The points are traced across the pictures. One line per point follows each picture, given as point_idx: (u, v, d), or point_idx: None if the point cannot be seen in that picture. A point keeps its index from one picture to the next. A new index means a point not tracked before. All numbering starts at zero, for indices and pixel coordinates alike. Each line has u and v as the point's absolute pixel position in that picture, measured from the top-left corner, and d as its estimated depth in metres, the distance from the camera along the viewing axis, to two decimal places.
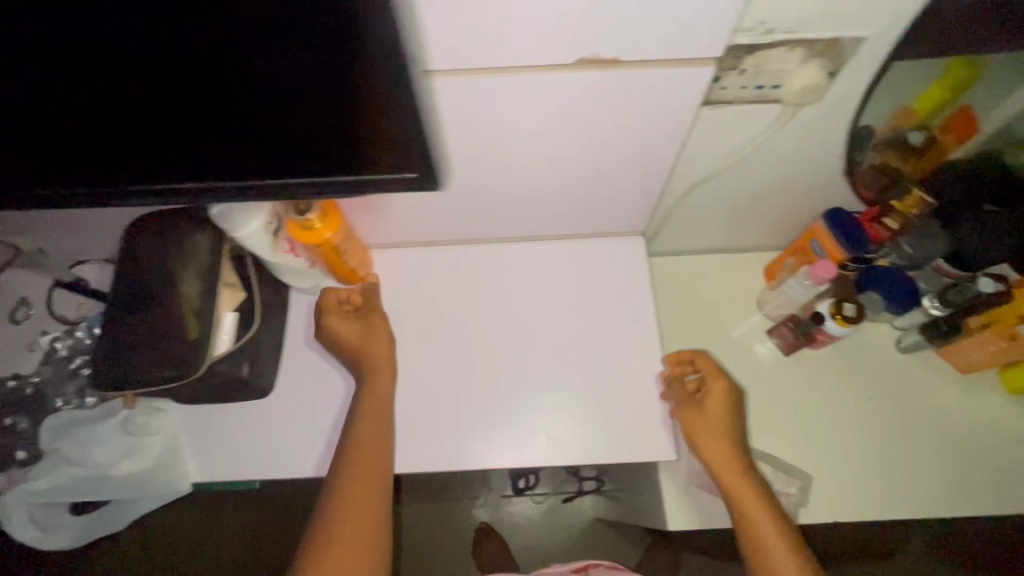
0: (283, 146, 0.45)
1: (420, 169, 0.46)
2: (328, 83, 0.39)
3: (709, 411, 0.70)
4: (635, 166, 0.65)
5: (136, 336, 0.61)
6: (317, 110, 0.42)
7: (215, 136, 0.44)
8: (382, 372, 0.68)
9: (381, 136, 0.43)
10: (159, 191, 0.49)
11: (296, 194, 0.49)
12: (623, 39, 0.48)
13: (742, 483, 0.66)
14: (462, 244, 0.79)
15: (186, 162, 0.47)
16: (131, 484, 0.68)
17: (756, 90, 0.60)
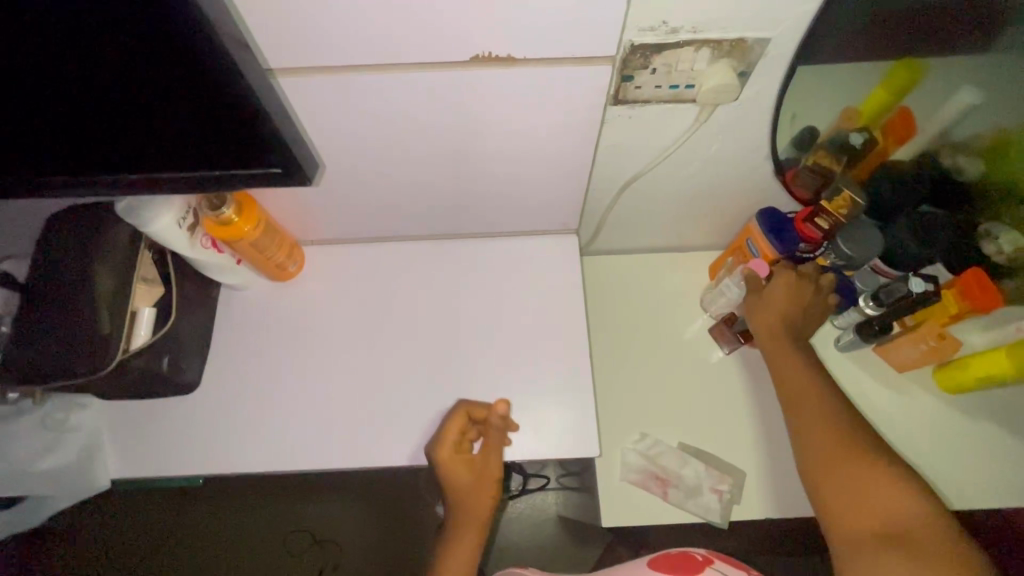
0: (138, 141, 0.43)
1: (282, 164, 0.44)
2: (180, 87, 0.38)
3: (771, 295, 0.80)
4: (556, 165, 0.65)
5: (46, 331, 0.60)
6: (157, 104, 0.40)
7: (63, 132, 0.42)
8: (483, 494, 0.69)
9: (234, 129, 0.41)
10: (21, 190, 0.47)
11: (157, 191, 0.46)
12: (519, 38, 0.48)
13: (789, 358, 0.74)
14: (395, 240, 0.79)
15: (42, 160, 0.45)
16: (51, 479, 0.68)
17: (671, 89, 0.61)
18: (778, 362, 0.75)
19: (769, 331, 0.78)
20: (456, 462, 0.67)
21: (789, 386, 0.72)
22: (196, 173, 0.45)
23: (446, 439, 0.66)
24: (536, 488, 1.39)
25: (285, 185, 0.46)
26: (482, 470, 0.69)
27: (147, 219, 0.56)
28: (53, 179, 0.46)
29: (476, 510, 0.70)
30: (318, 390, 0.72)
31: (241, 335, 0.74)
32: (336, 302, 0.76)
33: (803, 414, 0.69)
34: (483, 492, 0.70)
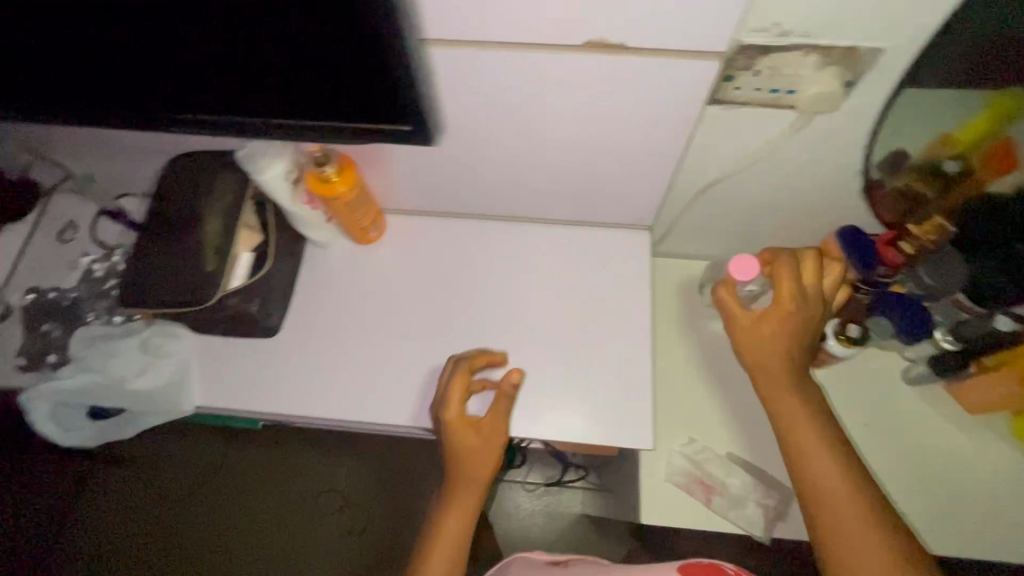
0: (288, 88, 0.47)
1: (413, 123, 0.47)
2: (336, 43, 0.41)
3: (768, 329, 0.65)
4: (642, 160, 0.66)
5: (158, 261, 0.66)
6: (308, 55, 0.43)
7: (220, 76, 0.47)
8: (485, 449, 0.68)
9: (375, 85, 0.44)
10: (179, 122, 0.52)
11: (297, 135, 0.50)
12: (636, 33, 0.49)
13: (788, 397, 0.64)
14: (474, 220, 0.82)
15: (194, 98, 0.50)
16: (142, 398, 0.74)
17: (772, 94, 0.61)
18: (782, 403, 0.64)
19: (765, 366, 0.65)
20: (459, 424, 0.66)
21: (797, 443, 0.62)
22: (335, 123, 0.49)
23: (452, 401, 0.66)
24: (567, 480, 1.39)
25: (410, 142, 0.48)
26: (487, 438, 0.68)
27: (262, 167, 0.62)
28: (211, 118, 0.51)
29: (474, 477, 0.69)
30: (385, 352, 0.75)
31: (321, 292, 0.78)
32: (410, 270, 0.80)
33: (811, 481, 0.59)
34: (487, 460, 0.69)
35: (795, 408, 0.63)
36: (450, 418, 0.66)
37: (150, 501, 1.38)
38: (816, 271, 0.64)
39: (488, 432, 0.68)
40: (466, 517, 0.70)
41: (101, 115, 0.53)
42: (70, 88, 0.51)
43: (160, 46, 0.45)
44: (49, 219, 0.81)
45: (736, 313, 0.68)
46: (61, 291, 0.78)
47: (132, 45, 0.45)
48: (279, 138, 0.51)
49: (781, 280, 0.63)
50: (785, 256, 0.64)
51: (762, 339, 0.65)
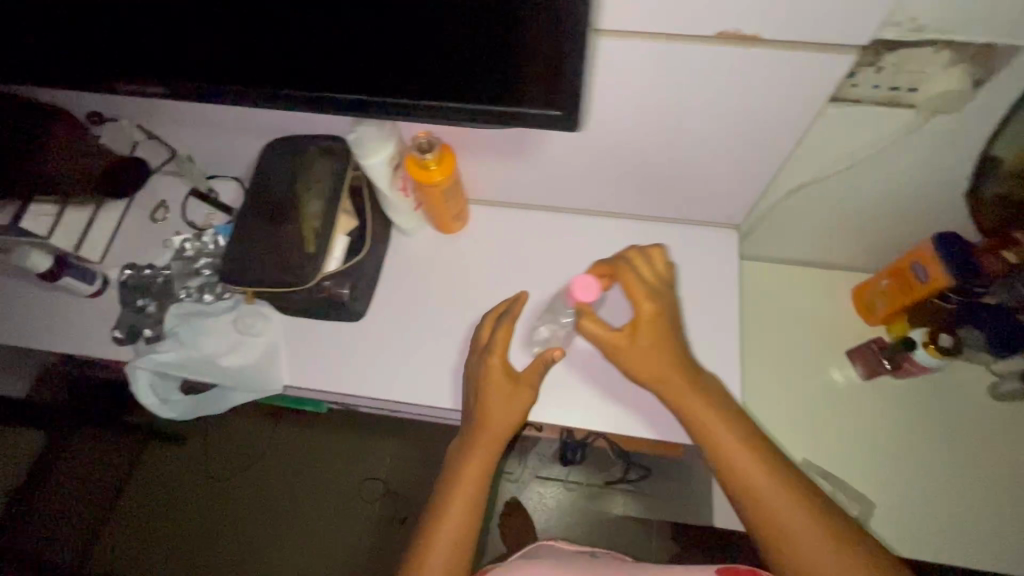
0: (427, 72, 0.47)
1: (556, 107, 0.46)
2: (496, 25, 0.42)
3: (639, 341, 0.60)
4: (745, 156, 0.64)
5: (261, 242, 0.67)
6: (457, 35, 0.43)
7: (358, 57, 0.47)
8: (516, 395, 0.66)
9: (519, 66, 0.45)
10: (301, 103, 0.52)
11: (427, 117, 0.50)
12: (774, 24, 0.48)
13: (694, 399, 0.57)
14: (557, 211, 0.81)
15: (325, 78, 0.50)
16: (233, 374, 0.75)
17: (891, 91, 0.59)
18: (695, 411, 0.57)
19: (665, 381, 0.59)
20: (499, 369, 0.65)
21: (729, 465, 0.55)
22: (468, 105, 0.49)
23: (495, 354, 0.66)
24: (620, 476, 1.37)
25: (555, 129, 0.47)
26: (519, 395, 0.66)
27: (369, 152, 0.63)
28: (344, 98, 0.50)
29: (495, 434, 0.65)
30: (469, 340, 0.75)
31: (406, 279, 0.79)
32: (492, 260, 0.80)
33: (757, 503, 0.53)
34: (513, 417, 0.65)
35: (715, 418, 0.56)
36: (494, 365, 0.65)
37: (200, 480, 1.42)
38: (660, 263, 0.63)
39: (521, 390, 0.66)
40: (479, 481, 0.64)
41: (224, 92, 0.52)
42: (203, 71, 0.52)
43: (308, 28, 0.46)
44: (148, 196, 0.84)
45: (608, 335, 0.61)
46: (155, 268, 0.80)
47: (280, 27, 0.46)
48: (401, 119, 0.50)
49: (635, 292, 0.60)
50: (624, 259, 0.63)
51: (639, 353, 0.60)
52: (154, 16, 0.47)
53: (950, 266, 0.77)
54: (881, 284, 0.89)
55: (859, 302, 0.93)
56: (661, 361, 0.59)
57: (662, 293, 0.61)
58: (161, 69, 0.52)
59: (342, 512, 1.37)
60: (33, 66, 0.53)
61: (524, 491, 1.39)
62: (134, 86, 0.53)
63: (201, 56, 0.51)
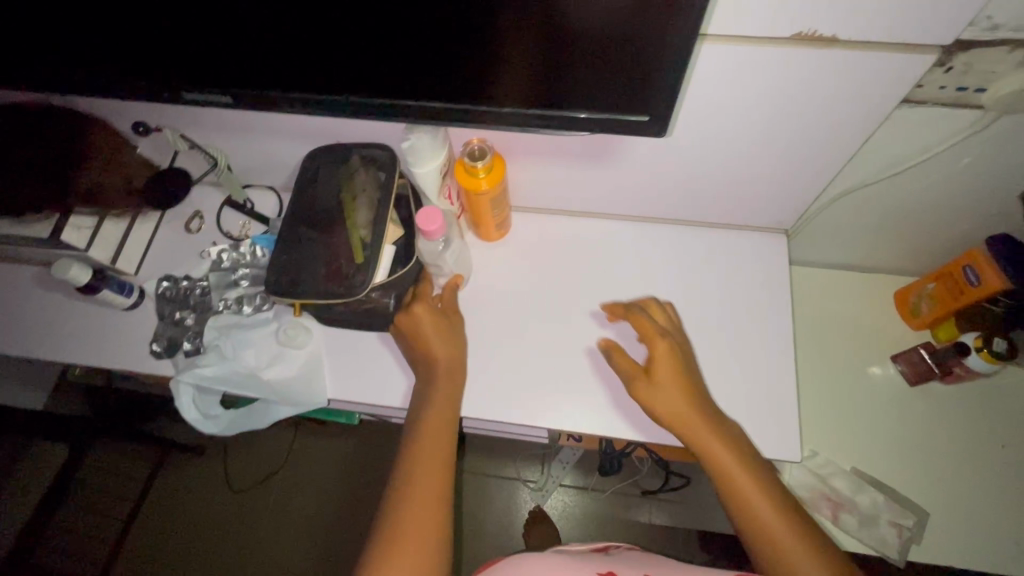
0: (501, 78, 0.46)
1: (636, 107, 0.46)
2: (576, 22, 0.40)
3: (659, 377, 0.63)
4: (803, 159, 0.63)
5: (309, 253, 0.67)
6: (533, 37, 0.42)
7: (424, 62, 0.46)
8: (451, 333, 0.70)
9: (598, 68, 0.43)
10: (369, 112, 0.51)
11: (501, 122, 0.49)
12: (853, 25, 0.46)
13: (701, 429, 0.61)
14: (606, 218, 0.80)
15: (392, 88, 0.49)
16: (275, 388, 0.74)
17: (957, 91, 0.58)
18: (702, 441, 0.61)
19: (682, 424, 0.62)
20: (427, 312, 0.69)
21: (748, 509, 0.57)
22: (544, 112, 0.48)
23: (420, 294, 0.70)
24: (659, 486, 1.34)
25: (643, 135, 0.48)
26: (453, 330, 0.71)
27: (422, 159, 0.62)
28: (415, 105, 0.50)
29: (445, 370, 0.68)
30: (515, 350, 0.74)
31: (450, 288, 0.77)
32: (535, 267, 0.78)
33: (764, 538, 0.56)
34: (457, 349, 0.70)
35: (721, 449, 0.60)
36: (421, 312, 0.68)
37: (221, 492, 1.40)
38: (672, 313, 0.70)
39: (454, 322, 0.72)
40: (448, 427, 0.65)
41: (288, 101, 0.52)
42: (259, 80, 0.51)
43: (374, 33, 0.44)
44: (185, 206, 0.83)
45: (631, 371, 0.66)
46: (192, 279, 0.79)
47: (345, 34, 0.44)
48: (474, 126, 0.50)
49: (647, 329, 0.66)
50: (638, 309, 0.69)
51: (657, 389, 0.63)
52: (213, 26, 0.46)
53: (1006, 266, 0.75)
54: (927, 288, 0.87)
55: (903, 305, 0.91)
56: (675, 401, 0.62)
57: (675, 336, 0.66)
58: (217, 78, 0.51)
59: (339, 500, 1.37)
60: (84, 77, 0.52)
61: (551, 500, 1.37)
62: (193, 97, 0.52)
63: (258, 64, 0.49)
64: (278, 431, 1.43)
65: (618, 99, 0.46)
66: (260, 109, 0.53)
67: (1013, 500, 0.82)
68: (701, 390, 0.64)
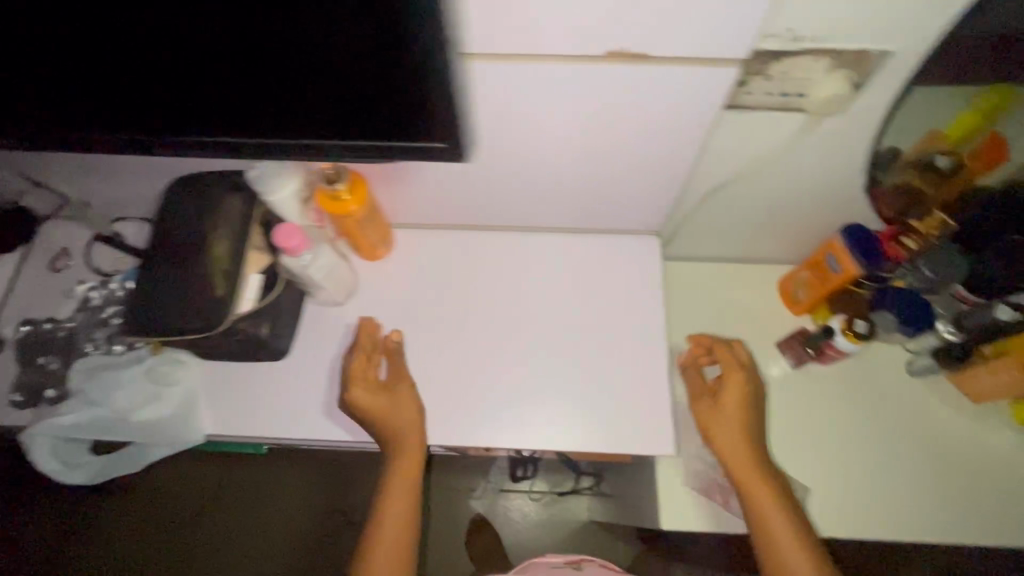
0: (317, 111, 0.48)
1: (446, 139, 0.47)
2: (380, 56, 0.42)
3: (725, 407, 0.73)
4: (653, 163, 0.66)
5: (165, 289, 0.64)
6: (339, 79, 0.45)
7: (240, 94, 0.47)
8: (401, 405, 0.70)
9: (406, 101, 0.45)
10: (193, 145, 0.52)
11: (325, 155, 0.50)
12: (655, 41, 0.50)
13: (753, 470, 0.70)
14: (481, 231, 0.81)
15: (214, 120, 0.50)
16: (147, 430, 0.71)
17: (781, 97, 0.61)
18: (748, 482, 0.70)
19: (736, 454, 0.71)
20: (367, 392, 0.69)
21: (777, 555, 0.66)
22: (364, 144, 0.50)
23: (353, 372, 0.70)
24: (572, 486, 1.38)
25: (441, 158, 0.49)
26: (400, 404, 0.70)
27: (274, 188, 0.61)
28: (240, 140, 0.51)
29: (401, 445, 0.70)
30: (402, 370, 0.74)
31: (330, 316, 0.77)
32: (422, 285, 0.79)
33: None
34: (409, 421, 0.69)
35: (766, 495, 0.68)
36: (358, 394, 0.68)
37: (134, 535, 1.32)
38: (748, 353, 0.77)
39: (398, 395, 0.70)
40: (408, 497, 0.71)
41: (132, 131, 0.52)
42: (99, 108, 0.51)
43: (200, 63, 0.45)
44: (48, 243, 0.78)
45: (701, 388, 0.77)
46: (56, 322, 0.74)
47: (173, 64, 0.45)
48: (298, 157, 0.51)
49: (726, 363, 0.74)
50: (724, 342, 0.77)
51: (720, 418, 0.73)
52: (36, 53, 0.45)
53: (855, 252, 0.81)
54: (801, 276, 0.92)
55: (785, 296, 0.96)
56: (738, 436, 0.72)
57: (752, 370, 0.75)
58: (48, 106, 0.51)
59: (273, 530, 1.32)
60: None
61: (489, 508, 1.37)
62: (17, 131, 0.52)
63: (96, 87, 0.48)
64: (195, 466, 1.36)
65: (429, 128, 0.47)
66: (98, 145, 0.53)
67: (891, 472, 0.86)
68: (757, 435, 0.73)
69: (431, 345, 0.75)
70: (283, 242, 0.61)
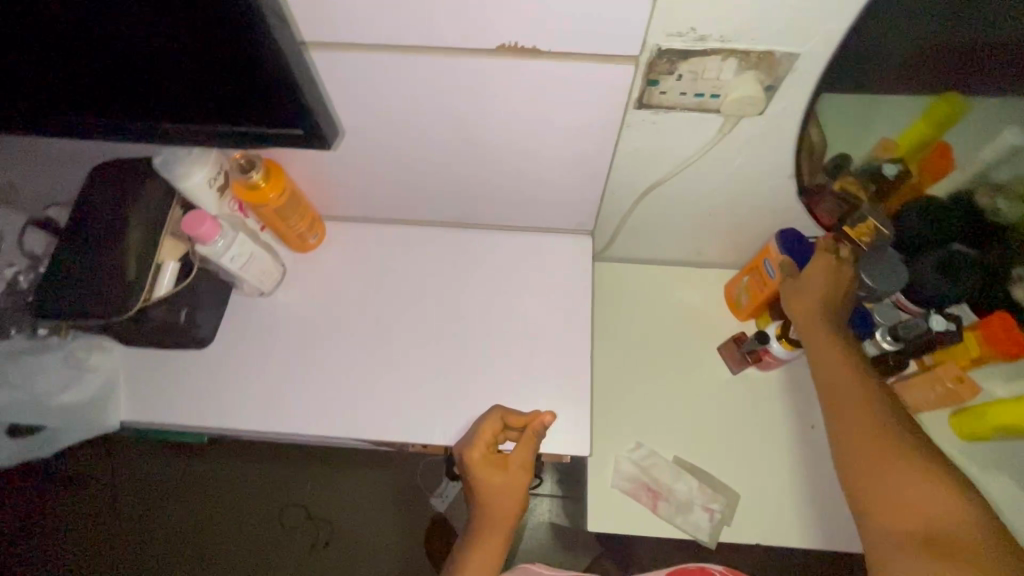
0: (166, 97, 0.47)
1: (305, 127, 0.46)
2: (236, 57, 0.41)
3: (806, 278, 0.75)
4: (573, 160, 0.66)
5: (77, 274, 0.64)
6: (182, 69, 0.43)
7: (98, 82, 0.46)
8: (508, 478, 0.67)
9: (261, 94, 0.44)
10: (70, 129, 0.51)
11: (187, 139, 0.50)
12: (549, 35, 0.50)
13: (820, 324, 0.71)
14: (412, 224, 0.81)
15: (79, 106, 0.49)
16: (64, 413, 0.71)
17: (696, 98, 0.61)
18: (813, 338, 0.71)
19: (808, 318, 0.72)
20: (481, 463, 0.65)
21: (835, 400, 0.64)
22: (221, 131, 0.49)
23: (482, 439, 0.65)
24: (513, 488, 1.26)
25: (305, 147, 0.48)
26: (511, 486, 0.67)
27: (181, 174, 0.61)
28: (104, 124, 0.50)
29: (501, 521, 0.67)
30: (325, 361, 0.74)
31: (257, 305, 0.76)
32: (352, 275, 0.79)
33: (846, 421, 0.62)
34: (513, 501, 0.67)
35: (830, 348, 0.68)
36: (472, 458, 0.65)
37: (87, 529, 1.31)
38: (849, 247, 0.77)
39: (513, 474, 0.67)
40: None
41: (15, 123, 0.51)
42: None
43: (68, 58, 0.44)
44: None
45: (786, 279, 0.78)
46: None
47: (43, 60, 0.44)
48: (162, 142, 0.51)
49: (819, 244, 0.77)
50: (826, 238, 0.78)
51: (800, 290, 0.75)
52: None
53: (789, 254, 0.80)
54: (744, 281, 0.90)
55: (730, 301, 0.93)
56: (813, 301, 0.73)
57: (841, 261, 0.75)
58: None
59: (229, 520, 1.32)
60: None
61: None
62: None
63: None
64: (151, 455, 1.36)
65: (291, 118, 0.46)
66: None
67: (829, 488, 0.83)
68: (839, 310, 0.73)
69: (355, 336, 0.75)
70: (194, 230, 0.62)
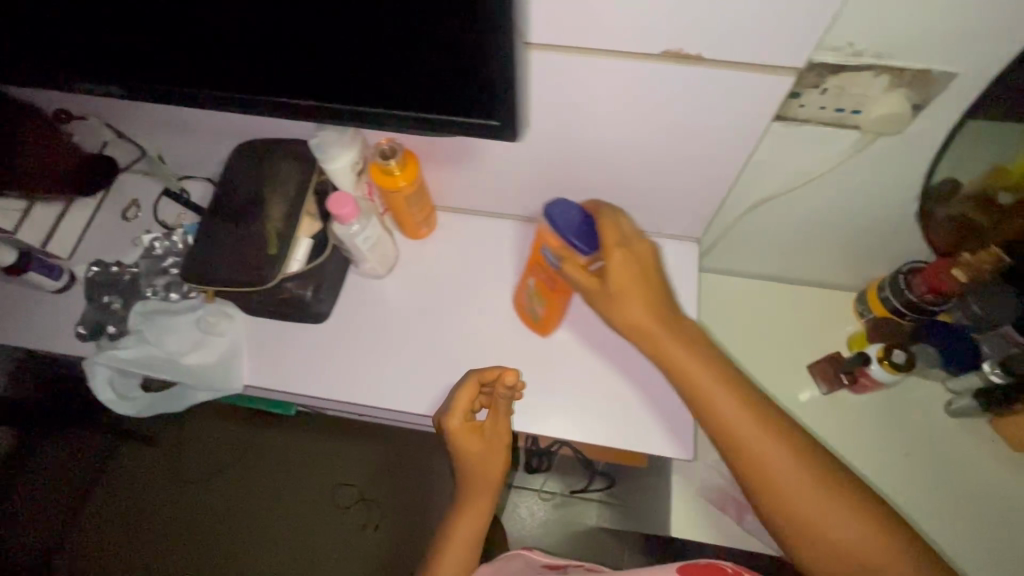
0: (368, 78, 0.50)
1: (499, 118, 0.48)
2: (451, 45, 0.44)
3: (626, 291, 0.56)
4: (700, 167, 0.67)
5: (222, 244, 0.69)
6: (394, 54, 0.47)
7: (300, 62, 0.50)
8: (489, 431, 0.69)
9: (460, 82, 0.47)
10: (255, 108, 0.55)
11: (373, 119, 0.53)
12: (714, 43, 0.51)
13: (677, 349, 0.54)
14: (519, 220, 0.83)
15: (270, 86, 0.53)
16: (192, 373, 0.76)
17: (836, 113, 0.61)
18: (687, 369, 0.54)
19: (653, 339, 0.55)
20: (463, 428, 0.67)
21: (737, 440, 0.51)
22: (411, 112, 0.51)
23: (459, 408, 0.66)
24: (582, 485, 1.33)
25: (495, 138, 0.50)
26: (490, 445, 0.70)
27: (331, 156, 0.66)
28: (291, 103, 0.53)
29: (490, 468, 0.71)
30: (433, 346, 0.76)
31: (370, 287, 0.80)
32: (458, 266, 0.81)
33: (762, 464, 0.50)
34: (495, 450, 0.70)
35: (704, 381, 0.53)
36: (453, 425, 0.66)
37: (163, 486, 1.39)
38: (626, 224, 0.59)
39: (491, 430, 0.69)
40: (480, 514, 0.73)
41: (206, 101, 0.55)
42: (182, 76, 0.54)
43: (282, 40, 0.48)
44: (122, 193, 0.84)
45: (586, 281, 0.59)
46: (122, 265, 0.81)
47: (258, 40, 0.48)
48: (348, 122, 0.54)
49: (606, 230, 0.58)
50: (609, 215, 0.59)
51: (624, 306, 0.56)
52: (126, 15, 0.49)
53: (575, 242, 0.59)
54: (529, 286, 0.73)
55: (521, 307, 0.76)
56: (646, 317, 0.55)
57: (636, 249, 0.58)
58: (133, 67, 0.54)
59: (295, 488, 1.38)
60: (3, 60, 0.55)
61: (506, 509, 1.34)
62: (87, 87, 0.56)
63: (176, 56, 0.52)
64: (223, 423, 1.43)
65: (488, 108, 0.49)
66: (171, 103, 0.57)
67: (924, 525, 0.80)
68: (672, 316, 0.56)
69: (463, 324, 0.77)
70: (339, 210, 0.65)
